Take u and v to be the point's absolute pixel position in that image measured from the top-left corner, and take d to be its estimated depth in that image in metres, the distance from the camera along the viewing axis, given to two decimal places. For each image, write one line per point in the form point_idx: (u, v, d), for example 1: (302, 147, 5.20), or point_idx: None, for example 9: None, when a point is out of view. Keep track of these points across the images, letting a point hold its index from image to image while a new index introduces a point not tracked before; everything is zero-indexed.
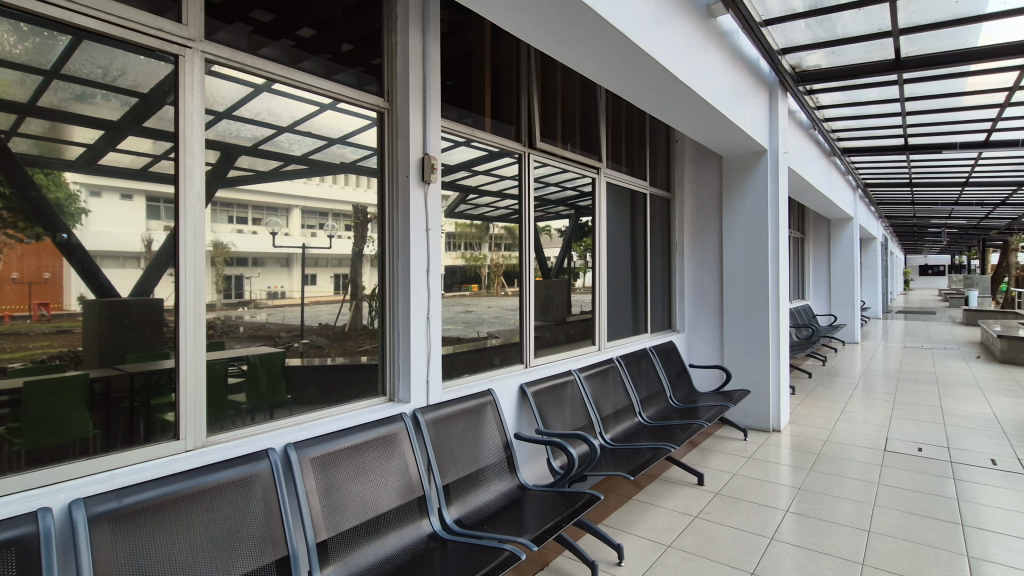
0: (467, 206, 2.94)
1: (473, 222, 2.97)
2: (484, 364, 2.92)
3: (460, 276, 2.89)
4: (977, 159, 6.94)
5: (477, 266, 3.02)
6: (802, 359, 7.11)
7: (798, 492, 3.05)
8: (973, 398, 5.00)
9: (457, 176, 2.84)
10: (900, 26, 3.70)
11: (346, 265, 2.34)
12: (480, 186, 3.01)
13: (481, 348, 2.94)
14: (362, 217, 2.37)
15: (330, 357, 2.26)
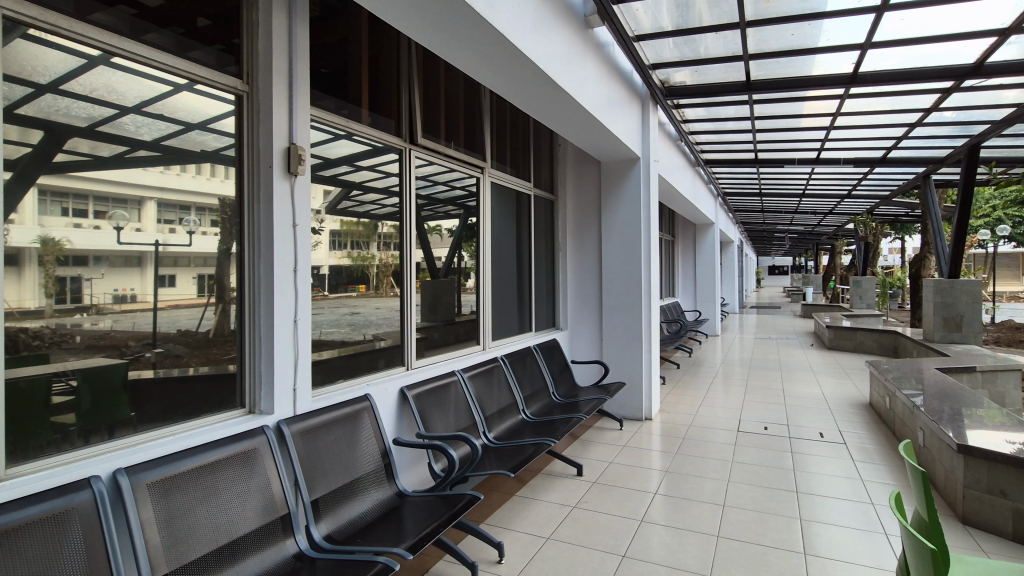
0: (351, 202, 2.77)
1: (359, 220, 2.83)
2: (368, 367, 2.79)
3: (347, 276, 2.74)
4: (812, 174, 8.05)
5: (365, 266, 2.88)
6: (672, 351, 7.75)
7: (667, 475, 3.29)
8: (808, 381, 5.77)
9: (339, 169, 2.68)
10: (750, 51, 4.15)
11: (212, 265, 2.10)
12: (365, 182, 2.85)
13: (367, 351, 2.80)
14: (229, 212, 2.13)
15: (191, 368, 2.02)
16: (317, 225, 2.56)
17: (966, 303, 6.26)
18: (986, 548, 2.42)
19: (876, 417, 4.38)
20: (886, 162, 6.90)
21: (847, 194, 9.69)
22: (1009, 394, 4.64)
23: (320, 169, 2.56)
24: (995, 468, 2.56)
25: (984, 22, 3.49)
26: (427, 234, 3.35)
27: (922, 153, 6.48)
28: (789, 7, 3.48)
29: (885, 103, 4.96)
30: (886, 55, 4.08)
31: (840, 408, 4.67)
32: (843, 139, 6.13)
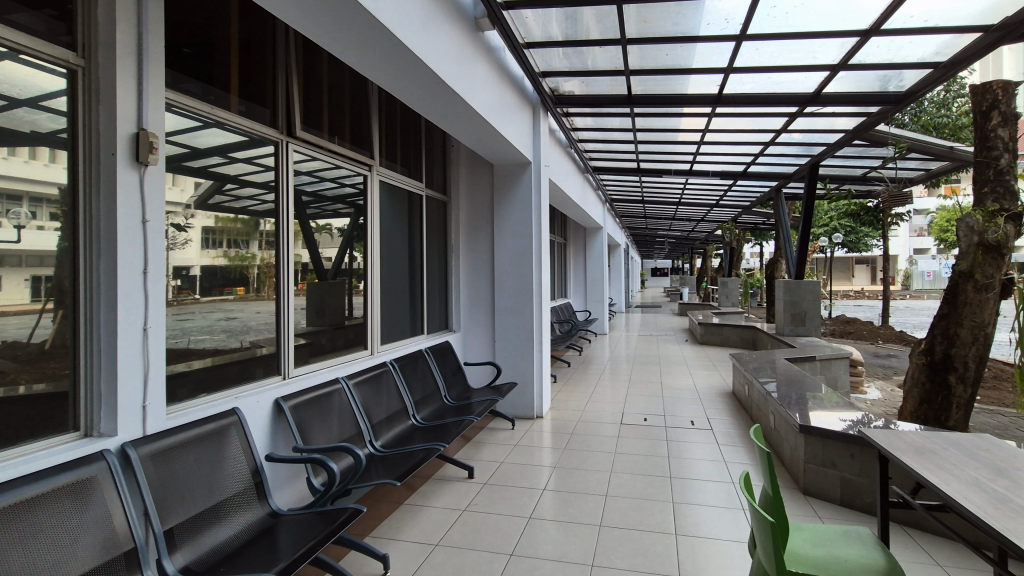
0: (224, 197, 2.58)
1: (237, 217, 2.64)
2: (244, 377, 2.58)
3: (222, 278, 2.57)
4: (686, 184, 8.79)
5: (244, 267, 2.70)
6: (563, 350, 8.04)
7: (555, 470, 3.40)
8: (683, 374, 6.28)
9: (209, 160, 2.47)
10: (631, 67, 4.43)
11: (50, 264, 1.81)
12: (240, 176, 2.66)
13: (244, 359, 2.60)
14: (71, 203, 1.85)
15: (21, 385, 1.74)
16: (185, 222, 2.39)
17: (808, 301, 7.19)
18: (821, 515, 2.78)
19: (738, 405, 4.87)
20: (747, 176, 7.72)
21: (716, 204, 10.72)
22: (840, 378, 5.40)
23: (186, 160, 2.35)
24: (828, 444, 2.94)
25: (820, 57, 4.01)
26: (314, 233, 3.17)
27: (775, 170, 7.34)
28: (663, 29, 3.76)
29: (745, 123, 5.54)
30: (746, 80, 4.55)
31: (709, 397, 5.13)
32: (712, 153, 6.77)
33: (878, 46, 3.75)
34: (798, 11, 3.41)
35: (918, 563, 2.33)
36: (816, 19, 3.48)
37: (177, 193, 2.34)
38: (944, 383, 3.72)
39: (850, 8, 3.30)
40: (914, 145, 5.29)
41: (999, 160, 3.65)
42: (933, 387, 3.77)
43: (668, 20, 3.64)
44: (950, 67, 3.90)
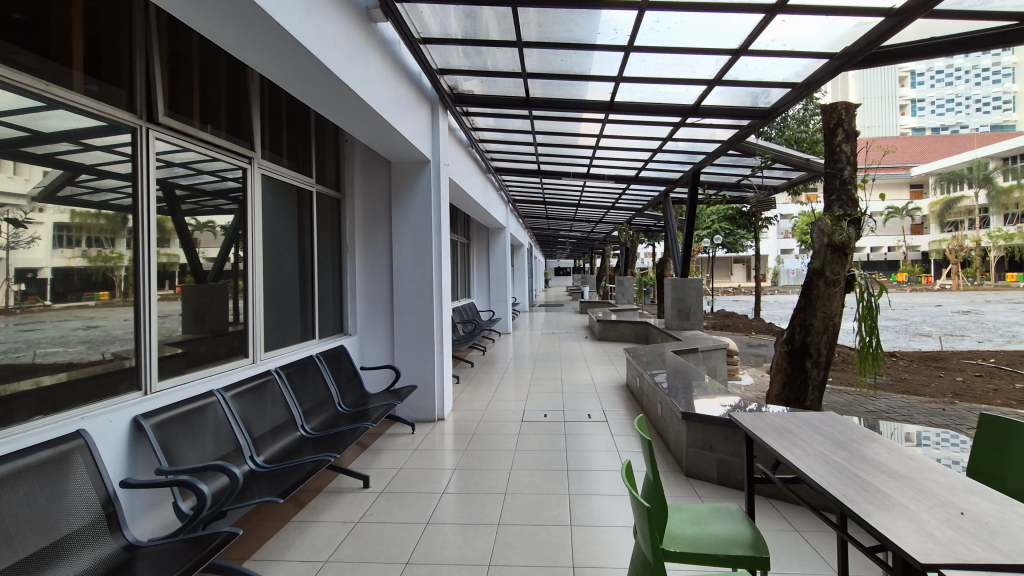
0: (80, 189, 2.26)
1: (99, 211, 2.32)
2: (105, 393, 2.28)
3: (81, 281, 2.27)
4: (584, 186, 9.16)
5: (108, 268, 2.37)
6: (466, 351, 8.00)
7: (456, 472, 3.37)
8: (581, 369, 6.51)
9: (57, 146, 2.17)
10: (528, 70, 4.51)
11: None
12: (98, 165, 2.32)
13: (107, 373, 2.31)
14: None
15: None
16: (25, 218, 2.07)
17: (692, 297, 7.79)
18: (701, 494, 2.99)
19: (631, 396, 5.14)
20: (639, 180, 8.18)
21: (612, 206, 11.27)
22: (719, 367, 5.90)
23: (26, 145, 2.03)
24: (706, 429, 3.18)
25: (698, 72, 4.34)
26: (190, 231, 2.90)
27: (663, 175, 7.87)
28: (558, 35, 3.87)
29: (636, 130, 5.86)
30: (635, 89, 4.81)
31: (605, 391, 5.37)
32: (607, 158, 7.09)
33: (746, 65, 4.14)
34: (678, 28, 3.66)
35: (780, 531, 2.58)
36: (693, 36, 3.76)
37: (19, 183, 2.03)
38: (803, 368, 4.19)
39: (722, 28, 3.60)
40: (778, 156, 5.90)
41: (842, 171, 4.18)
42: (793, 371, 4.23)
43: (562, 26, 3.74)
44: (804, 87, 4.39)
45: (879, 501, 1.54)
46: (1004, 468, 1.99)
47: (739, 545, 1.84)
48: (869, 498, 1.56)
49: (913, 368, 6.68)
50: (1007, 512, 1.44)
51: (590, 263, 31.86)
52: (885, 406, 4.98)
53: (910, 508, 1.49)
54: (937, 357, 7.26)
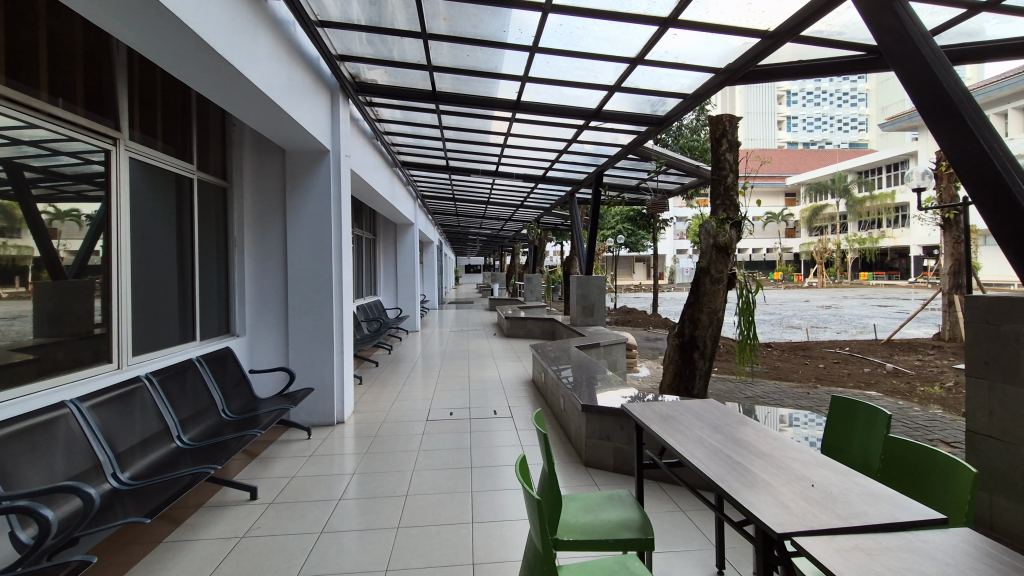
0: None
1: None
2: None
3: None
4: (494, 184, 9.20)
5: None
6: (371, 350, 7.73)
7: (355, 477, 3.23)
8: (489, 366, 6.54)
9: None
10: (433, 63, 4.44)
11: None
12: None
13: None
14: None
15: None
16: None
17: (595, 294, 8.11)
18: (598, 483, 3.12)
19: (536, 391, 5.25)
20: (546, 179, 8.38)
21: (521, 204, 11.44)
22: (618, 361, 6.20)
23: None
24: (604, 419, 3.31)
25: (599, 77, 4.52)
26: (45, 220, 2.54)
27: (569, 176, 8.11)
28: (463, 29, 3.83)
29: (542, 130, 5.98)
30: (542, 90, 4.89)
31: (511, 387, 5.43)
32: (516, 156, 7.18)
33: (643, 74, 4.37)
34: (580, 32, 3.77)
35: (668, 513, 2.75)
36: (594, 41, 3.88)
37: None
38: (691, 359, 4.51)
39: (620, 36, 3.76)
40: (672, 162, 6.27)
41: (726, 178, 4.54)
42: (683, 363, 4.54)
43: (468, 21, 3.72)
44: (695, 98, 4.70)
45: (747, 479, 1.68)
46: (848, 445, 2.26)
47: (628, 529, 1.93)
48: (739, 476, 1.70)
49: (785, 357, 7.44)
50: (848, 482, 1.64)
51: (501, 261, 32.14)
52: (761, 392, 5.50)
53: (771, 484, 1.64)
54: (803, 347, 8.15)
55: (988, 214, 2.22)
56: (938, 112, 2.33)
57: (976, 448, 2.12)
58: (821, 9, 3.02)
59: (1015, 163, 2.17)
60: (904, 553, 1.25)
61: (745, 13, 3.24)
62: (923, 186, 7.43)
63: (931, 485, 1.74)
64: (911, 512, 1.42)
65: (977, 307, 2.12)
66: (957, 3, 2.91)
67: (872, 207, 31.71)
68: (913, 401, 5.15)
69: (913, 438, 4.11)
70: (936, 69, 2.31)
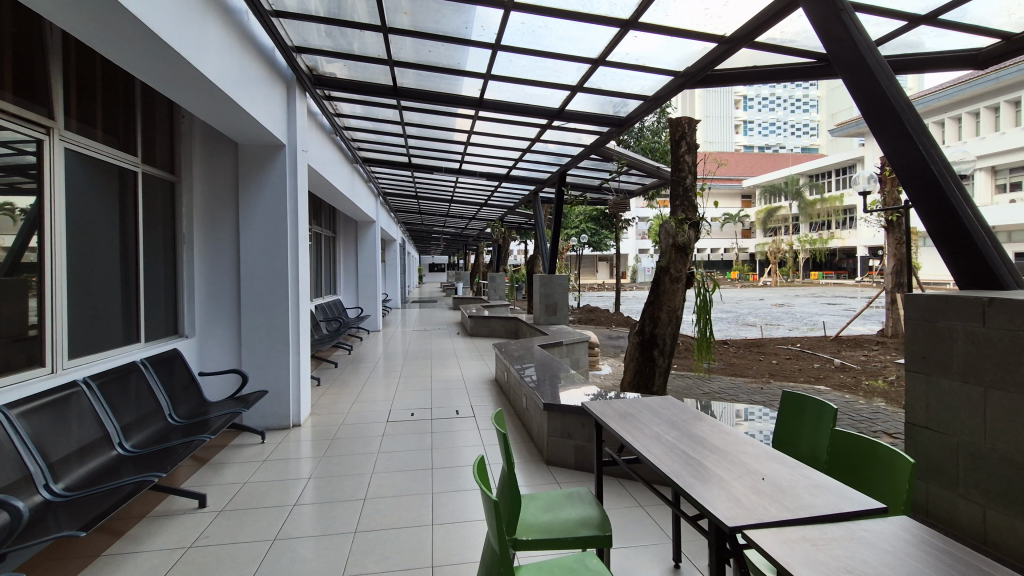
0: None
1: None
2: None
3: None
4: (457, 182, 9.13)
5: None
6: (330, 351, 7.55)
7: (312, 481, 3.14)
8: (452, 366, 6.49)
9: None
10: (394, 58, 4.37)
11: None
12: None
13: None
14: None
15: None
16: None
17: (558, 293, 8.16)
18: (559, 480, 3.13)
19: (499, 390, 5.24)
20: (510, 178, 8.38)
21: (485, 203, 11.40)
22: (580, 359, 6.26)
23: None
24: (565, 417, 3.33)
25: (562, 77, 4.53)
26: None
27: (532, 175, 8.14)
28: (425, 24, 3.77)
29: (506, 129, 5.97)
30: (506, 88, 4.87)
31: (474, 386, 5.40)
32: (479, 154, 7.14)
33: (604, 75, 4.41)
34: (543, 31, 3.78)
35: (626, 509, 2.78)
36: (555, 41, 3.89)
37: None
38: (651, 356, 4.59)
39: (581, 37, 3.78)
40: (633, 163, 6.37)
41: (685, 179, 4.64)
42: (642, 360, 4.62)
43: (430, 16, 3.66)
44: (655, 100, 4.78)
45: (701, 474, 1.71)
46: (797, 439, 2.34)
47: (586, 526, 1.94)
48: (693, 472, 1.73)
49: (740, 354, 7.68)
50: (797, 475, 1.69)
51: (464, 260, 32.04)
52: (718, 388, 5.66)
53: (724, 478, 1.68)
54: (758, 344, 8.44)
55: (927, 216, 2.32)
56: (882, 117, 2.43)
57: (914, 439, 2.23)
58: (773, 17, 3.12)
59: (950, 168, 2.29)
60: (847, 543, 1.30)
61: (703, 17, 3.31)
62: (869, 190, 7.79)
63: (872, 476, 1.81)
64: (855, 503, 1.47)
65: (915, 305, 2.23)
66: (899, 15, 3.05)
67: (822, 209, 33.12)
68: (858, 395, 5.40)
69: (858, 430, 4.31)
70: (879, 77, 2.41)
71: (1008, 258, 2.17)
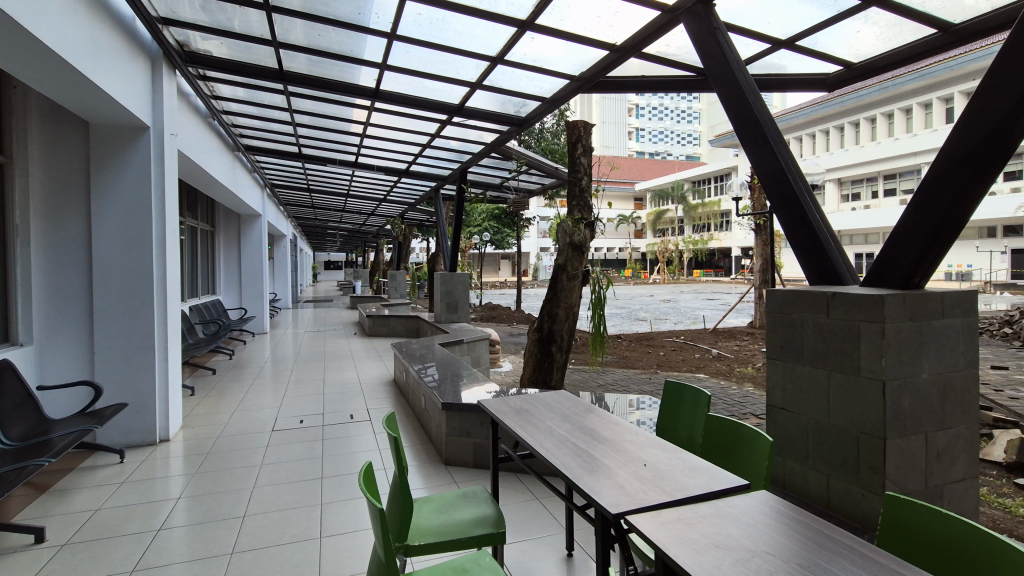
0: None
1: None
2: None
3: None
4: (353, 176, 8.74)
5: None
6: (209, 356, 6.88)
7: (182, 501, 2.83)
8: (347, 368, 6.19)
9: None
10: (279, 39, 4.06)
11: None
12: None
13: None
14: None
15: None
16: None
17: (460, 291, 8.13)
18: (457, 480, 3.10)
19: (397, 392, 5.09)
20: (410, 174, 8.18)
21: (384, 199, 11.04)
22: (481, 357, 6.28)
23: None
24: (463, 416, 3.30)
25: (461, 73, 4.49)
26: None
27: (433, 171, 8.01)
28: (314, 6, 3.54)
29: (404, 122, 5.80)
30: (402, 80, 4.72)
31: (371, 389, 5.20)
32: (377, 147, 6.88)
33: (503, 74, 4.42)
34: (440, 24, 3.71)
35: (523, 503, 2.82)
36: (454, 35, 3.84)
37: None
38: (549, 353, 4.71)
39: (479, 33, 3.77)
40: (532, 162, 6.50)
41: (580, 180, 4.80)
42: (541, 356, 4.73)
43: None
44: (552, 102, 4.90)
45: (590, 465, 1.77)
46: (677, 425, 2.50)
47: (481, 525, 1.92)
48: (582, 463, 1.78)
49: (632, 347, 8.15)
50: (674, 459, 1.80)
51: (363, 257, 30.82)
52: (611, 380, 5.95)
53: (610, 467, 1.74)
54: (647, 337, 9.01)
55: (785, 220, 2.59)
56: (749, 129, 2.68)
57: (774, 420, 2.47)
58: (658, 31, 3.31)
59: (803, 177, 2.57)
60: (715, 519, 1.40)
61: (595, 25, 3.42)
62: (741, 196, 8.62)
63: (739, 456, 1.98)
64: (722, 481, 1.60)
65: (774, 299, 2.48)
66: (764, 38, 3.38)
67: (703, 213, 36.19)
68: (731, 381, 5.96)
69: (730, 413, 4.74)
70: (747, 94, 2.66)
71: (847, 257, 2.48)
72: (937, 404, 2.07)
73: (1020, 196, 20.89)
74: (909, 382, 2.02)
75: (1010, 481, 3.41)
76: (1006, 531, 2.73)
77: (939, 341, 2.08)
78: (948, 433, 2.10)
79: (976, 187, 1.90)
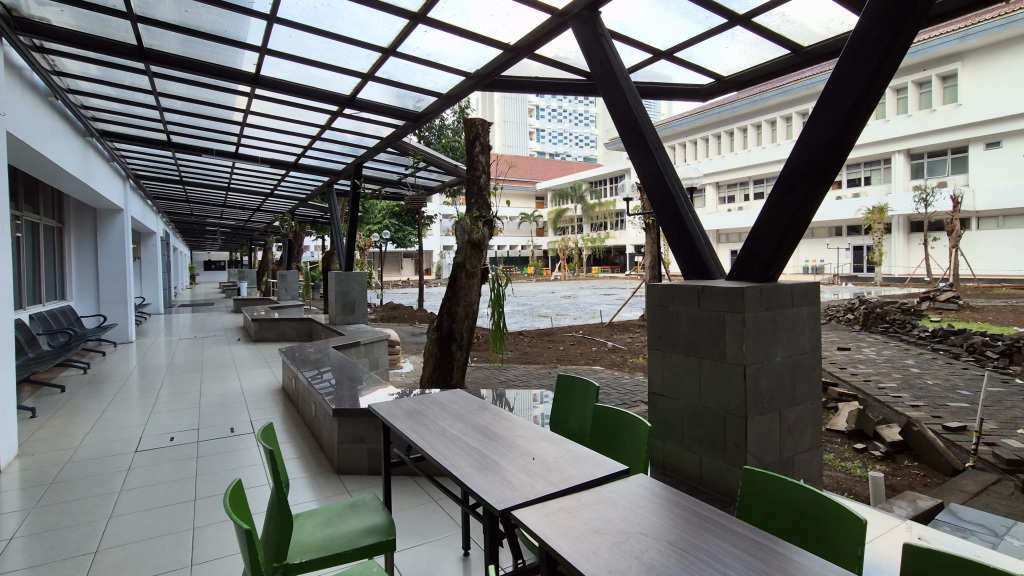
0: None
1: None
2: None
3: None
4: (235, 168, 8.06)
5: None
6: (57, 372, 6.00)
7: (15, 540, 2.43)
8: (229, 377, 5.70)
9: None
10: (136, 12, 3.61)
11: None
12: None
13: None
14: None
15: None
16: None
17: (356, 291, 7.81)
18: (350, 489, 2.96)
19: (285, 400, 4.77)
20: (299, 167, 7.70)
21: (272, 193, 10.30)
22: (380, 358, 6.08)
23: None
24: (356, 421, 3.16)
25: (352, 63, 4.29)
26: None
27: (325, 165, 7.60)
28: None
29: (290, 111, 5.43)
30: (285, 66, 4.40)
31: (255, 398, 4.83)
32: (259, 138, 6.39)
33: (396, 67, 4.29)
34: (326, 10, 3.51)
35: (419, 507, 2.76)
36: (342, 22, 3.65)
37: None
38: (449, 351, 4.66)
39: (369, 22, 3.62)
40: (430, 159, 6.40)
41: (478, 178, 4.81)
42: (441, 355, 4.67)
43: None
44: (448, 98, 4.85)
45: (481, 463, 1.76)
46: (568, 418, 2.57)
47: (369, 535, 1.84)
48: (473, 462, 1.77)
49: (533, 343, 8.33)
50: (562, 451, 1.85)
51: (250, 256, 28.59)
52: (512, 376, 6.04)
53: (501, 464, 1.75)
54: (548, 333, 9.26)
55: (664, 219, 2.76)
56: (632, 133, 2.83)
57: (655, 407, 2.63)
58: (549, 33, 3.38)
59: (679, 180, 2.75)
60: (596, 506, 1.45)
61: (489, 23, 3.42)
62: (632, 197, 9.13)
63: (623, 443, 2.08)
64: (604, 468, 1.67)
65: (654, 294, 2.64)
66: (647, 48, 3.58)
67: (600, 213, 37.95)
68: (624, 372, 6.30)
69: (622, 403, 5.01)
70: (630, 99, 2.80)
71: (716, 254, 2.69)
72: (788, 384, 2.32)
73: (859, 200, 24.29)
74: (765, 366, 2.24)
75: (850, 447, 3.94)
76: (846, 490, 3.15)
77: (789, 328, 2.33)
78: (798, 409, 2.36)
79: (815, 193, 2.17)
